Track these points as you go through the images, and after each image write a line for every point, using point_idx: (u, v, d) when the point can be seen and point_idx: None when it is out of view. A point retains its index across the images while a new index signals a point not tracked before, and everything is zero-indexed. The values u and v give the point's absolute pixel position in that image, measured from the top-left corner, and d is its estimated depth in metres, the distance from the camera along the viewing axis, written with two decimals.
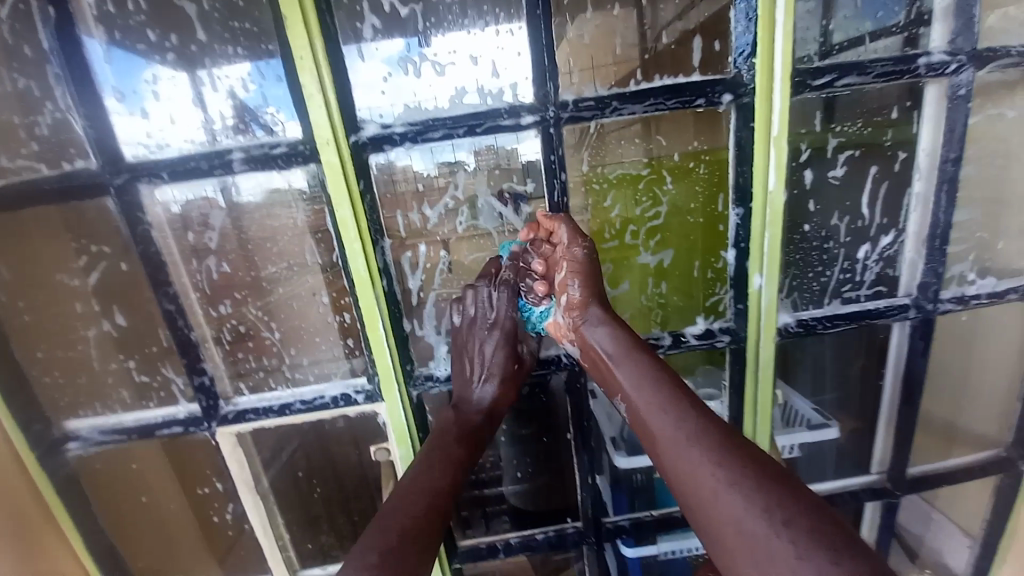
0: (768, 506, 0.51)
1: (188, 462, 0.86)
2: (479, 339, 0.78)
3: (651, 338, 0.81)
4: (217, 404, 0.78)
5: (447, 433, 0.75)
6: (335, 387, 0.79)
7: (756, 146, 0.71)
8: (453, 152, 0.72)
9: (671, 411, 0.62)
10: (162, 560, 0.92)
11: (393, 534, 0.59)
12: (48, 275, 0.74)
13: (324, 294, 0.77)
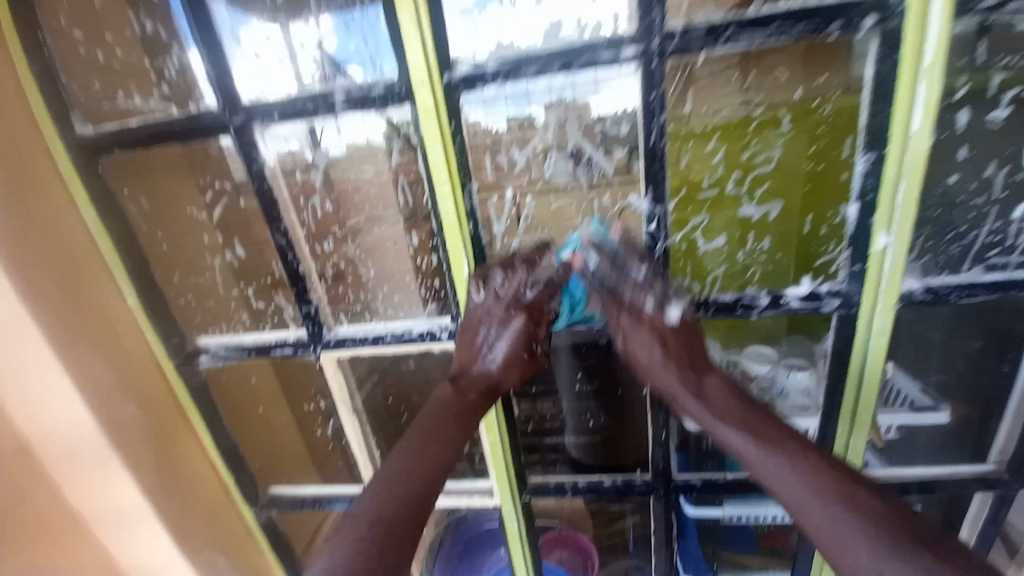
0: (794, 469, 0.64)
1: (299, 379, 1.02)
2: (494, 319, 0.73)
3: (747, 298, 0.76)
4: (322, 329, 0.84)
5: (449, 407, 0.76)
6: (422, 323, 0.84)
7: (904, 78, 0.61)
8: (530, 104, 0.73)
9: (700, 399, 0.71)
10: (275, 462, 1.08)
11: (374, 517, 0.67)
12: (181, 206, 0.88)
13: (412, 236, 0.83)
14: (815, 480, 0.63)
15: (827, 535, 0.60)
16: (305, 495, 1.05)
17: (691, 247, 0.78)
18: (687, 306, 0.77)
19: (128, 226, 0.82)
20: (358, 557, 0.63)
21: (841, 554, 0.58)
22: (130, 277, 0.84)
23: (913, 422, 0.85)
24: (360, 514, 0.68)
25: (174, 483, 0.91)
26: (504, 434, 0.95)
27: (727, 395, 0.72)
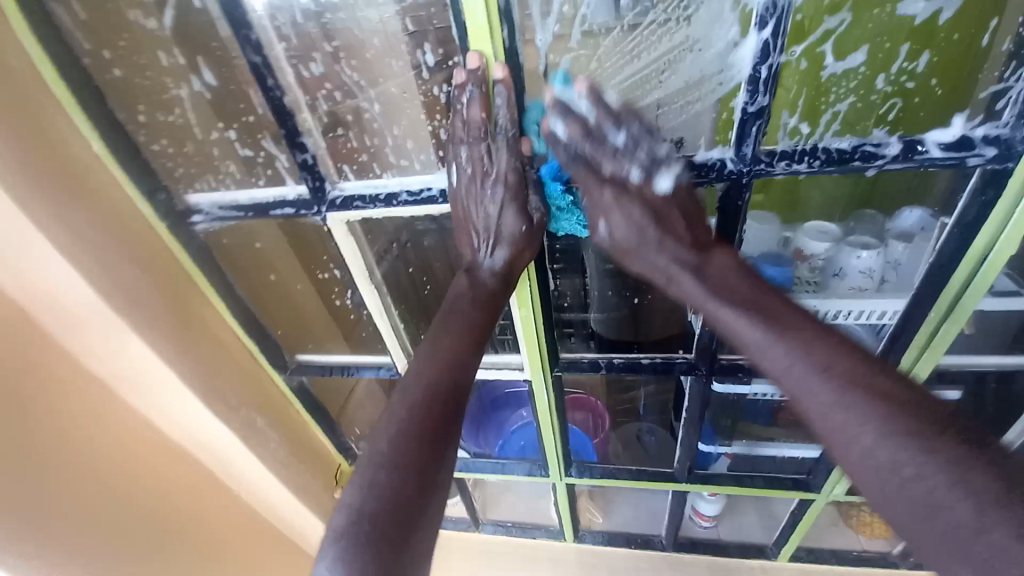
0: (804, 352, 0.58)
1: (306, 244, 0.91)
2: (476, 197, 0.68)
3: (871, 145, 0.59)
4: (325, 187, 0.71)
5: (461, 303, 0.75)
6: (442, 179, 0.69)
7: None
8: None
9: (701, 283, 0.66)
10: (298, 329, 1.04)
11: (407, 408, 0.67)
12: (123, 14, 0.68)
13: (426, 52, 0.64)
14: (829, 366, 0.56)
15: (834, 427, 0.55)
16: (333, 361, 1.05)
17: (801, 73, 0.59)
18: (784, 155, 0.60)
19: (67, 47, 0.66)
20: (401, 442, 0.64)
21: (842, 440, 0.54)
22: (89, 116, 0.69)
23: (994, 306, 0.73)
24: (385, 435, 0.65)
25: (196, 349, 0.88)
26: (536, 309, 0.86)
27: (738, 279, 0.66)
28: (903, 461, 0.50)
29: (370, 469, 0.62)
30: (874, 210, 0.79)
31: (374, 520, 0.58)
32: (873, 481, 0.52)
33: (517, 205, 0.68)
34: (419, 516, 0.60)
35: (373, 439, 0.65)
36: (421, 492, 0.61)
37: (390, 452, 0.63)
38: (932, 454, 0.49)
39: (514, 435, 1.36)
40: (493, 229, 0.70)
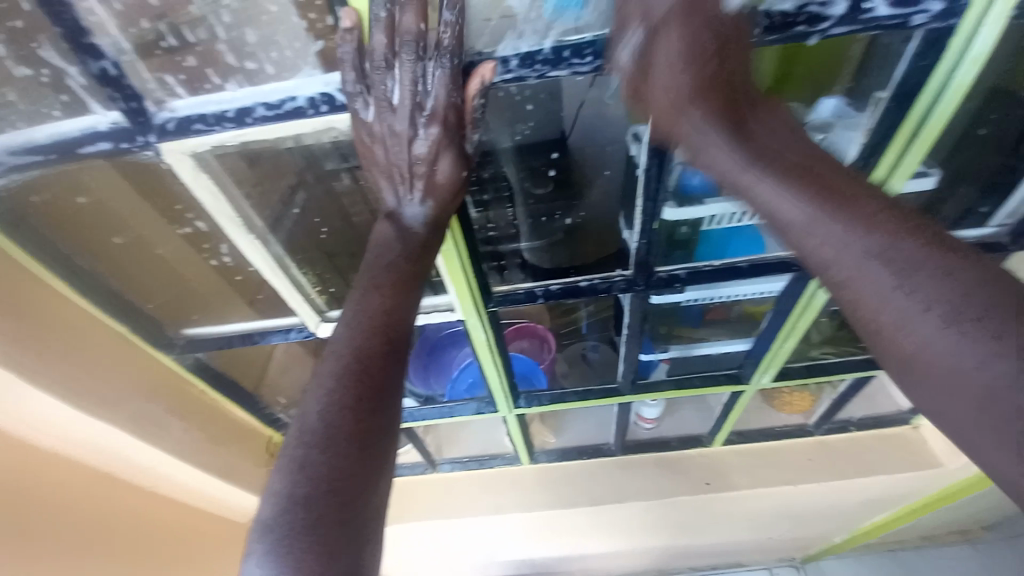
0: (861, 230, 0.53)
1: (155, 194, 0.70)
2: (406, 137, 0.57)
3: (816, 5, 0.51)
4: (146, 108, 0.53)
5: (393, 252, 0.63)
6: (311, 87, 0.53)
7: None
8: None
9: (740, 151, 0.60)
10: (178, 298, 0.87)
11: (338, 374, 0.55)
12: None
13: None
14: (886, 249, 0.51)
15: (885, 316, 0.51)
16: (232, 330, 0.90)
17: None
18: None
19: None
20: (331, 415, 0.53)
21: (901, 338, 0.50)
22: None
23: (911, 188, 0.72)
24: (310, 411, 0.53)
25: (47, 345, 0.70)
26: (458, 241, 0.75)
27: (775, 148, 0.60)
28: (956, 351, 0.46)
29: (296, 447, 0.51)
30: (793, 101, 0.71)
31: (309, 507, 0.48)
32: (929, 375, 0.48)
33: (448, 148, 0.59)
34: (364, 492, 0.50)
35: (301, 414, 0.54)
36: (363, 468, 0.51)
37: (320, 427, 0.52)
38: (988, 331, 0.45)
39: (463, 374, 1.25)
40: (416, 176, 0.61)
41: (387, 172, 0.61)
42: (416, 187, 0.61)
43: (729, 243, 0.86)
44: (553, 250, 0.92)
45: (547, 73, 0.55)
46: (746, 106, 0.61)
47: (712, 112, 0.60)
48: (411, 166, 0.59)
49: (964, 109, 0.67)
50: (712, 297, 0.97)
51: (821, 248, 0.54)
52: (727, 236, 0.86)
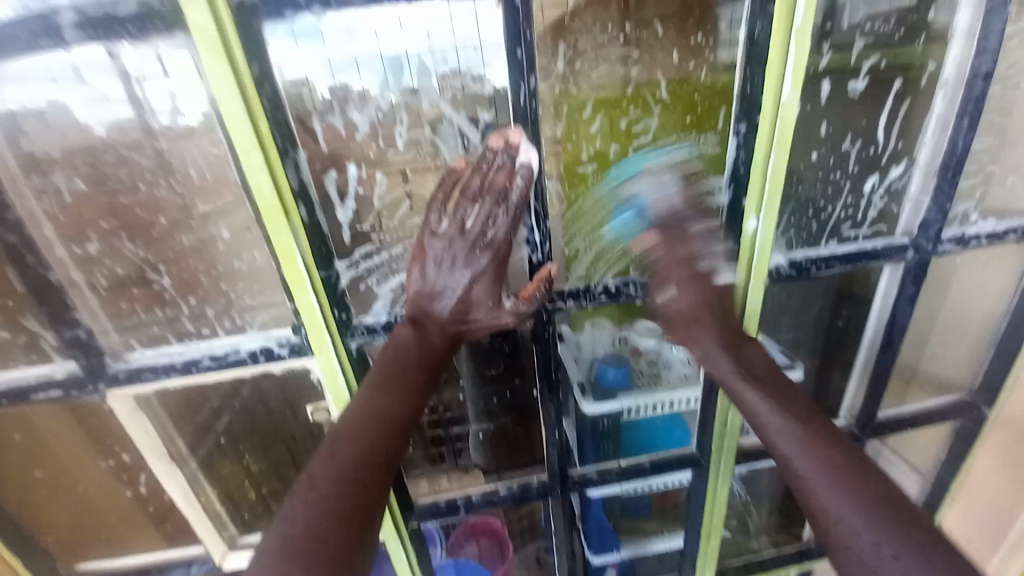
0: (840, 480, 0.53)
1: (95, 432, 0.72)
2: (452, 260, 0.58)
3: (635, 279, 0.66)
4: (103, 361, 0.62)
5: (405, 356, 0.59)
6: (251, 340, 0.63)
7: (775, 37, 0.52)
8: (412, 74, 0.54)
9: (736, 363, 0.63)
10: (82, 532, 0.80)
11: (325, 489, 0.51)
12: None
13: (220, 227, 0.58)
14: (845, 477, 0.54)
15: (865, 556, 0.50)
16: (130, 564, 0.81)
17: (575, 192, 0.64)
18: (571, 294, 0.64)
19: None
20: (311, 530, 0.48)
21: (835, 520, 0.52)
22: None
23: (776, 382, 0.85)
24: (289, 518, 0.49)
25: None
26: None
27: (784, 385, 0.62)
28: None
29: (269, 555, 0.47)
30: None
31: None
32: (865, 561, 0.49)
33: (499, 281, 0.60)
34: None
35: (279, 522, 0.50)
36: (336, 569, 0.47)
37: (309, 515, 0.49)
38: None
39: None
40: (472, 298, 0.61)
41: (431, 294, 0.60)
42: (462, 305, 0.61)
43: (649, 437, 0.94)
44: (497, 446, 0.91)
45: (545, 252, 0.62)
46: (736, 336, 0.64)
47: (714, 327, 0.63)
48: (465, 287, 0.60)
49: (783, 328, 0.84)
50: (650, 486, 0.96)
51: (811, 479, 0.55)
52: (649, 428, 0.94)
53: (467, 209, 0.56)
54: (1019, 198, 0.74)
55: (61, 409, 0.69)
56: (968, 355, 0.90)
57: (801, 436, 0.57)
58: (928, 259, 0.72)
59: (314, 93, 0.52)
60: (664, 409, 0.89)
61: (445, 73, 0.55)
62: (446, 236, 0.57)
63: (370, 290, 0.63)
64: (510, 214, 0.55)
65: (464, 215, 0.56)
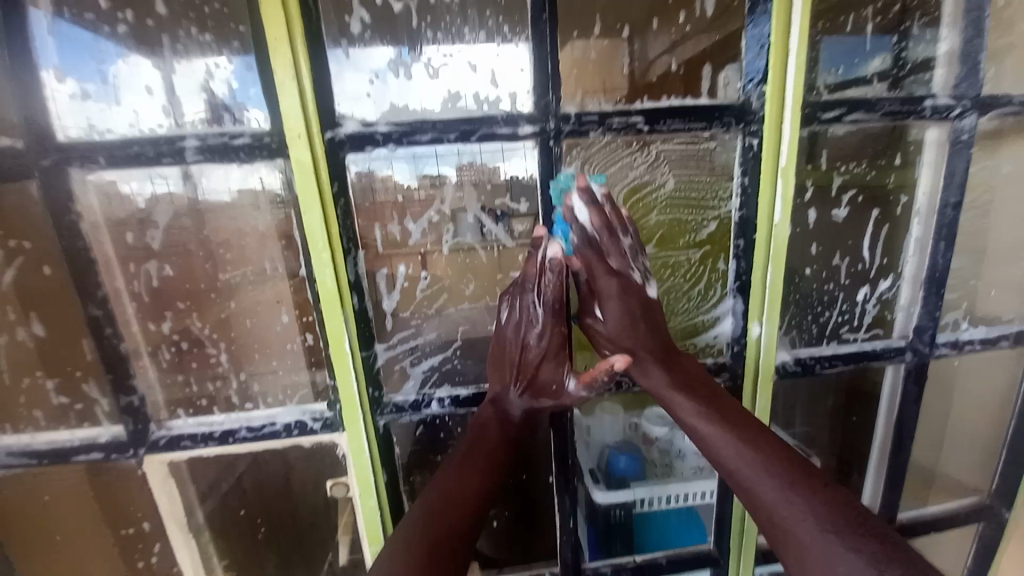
0: (756, 452, 0.57)
1: (111, 499, 0.72)
2: (521, 345, 0.64)
3: None
4: (148, 428, 0.66)
5: (490, 438, 0.64)
6: (288, 414, 0.68)
7: (766, 174, 0.62)
8: (437, 165, 0.60)
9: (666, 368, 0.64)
10: None
11: (426, 539, 0.54)
12: None
13: (280, 312, 0.66)
14: (770, 460, 0.56)
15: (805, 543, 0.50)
16: None
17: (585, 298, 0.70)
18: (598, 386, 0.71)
19: None
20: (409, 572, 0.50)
21: (759, 497, 0.54)
22: None
23: None
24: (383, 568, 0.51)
25: None
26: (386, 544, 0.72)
27: (699, 374, 0.65)
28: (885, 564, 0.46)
29: None
30: None
31: None
32: (796, 530, 0.51)
33: (562, 360, 0.65)
34: None
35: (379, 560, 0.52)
36: None
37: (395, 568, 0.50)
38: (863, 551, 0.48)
39: None
40: (528, 377, 0.66)
41: (498, 365, 0.66)
42: (524, 386, 0.66)
43: (663, 533, 0.91)
44: (505, 537, 0.89)
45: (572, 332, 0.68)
46: (670, 349, 0.66)
47: (657, 342, 0.65)
48: (532, 367, 0.65)
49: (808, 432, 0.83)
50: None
51: (757, 499, 0.55)
52: (662, 524, 0.91)
53: (527, 303, 0.62)
54: (1004, 311, 0.80)
55: (86, 477, 0.70)
56: (981, 460, 0.90)
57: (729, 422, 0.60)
58: (926, 362, 0.76)
59: (371, 203, 0.61)
60: (675, 503, 0.88)
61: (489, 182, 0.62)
62: (508, 329, 0.64)
63: (403, 372, 0.68)
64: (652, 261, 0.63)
65: (525, 309, 0.63)
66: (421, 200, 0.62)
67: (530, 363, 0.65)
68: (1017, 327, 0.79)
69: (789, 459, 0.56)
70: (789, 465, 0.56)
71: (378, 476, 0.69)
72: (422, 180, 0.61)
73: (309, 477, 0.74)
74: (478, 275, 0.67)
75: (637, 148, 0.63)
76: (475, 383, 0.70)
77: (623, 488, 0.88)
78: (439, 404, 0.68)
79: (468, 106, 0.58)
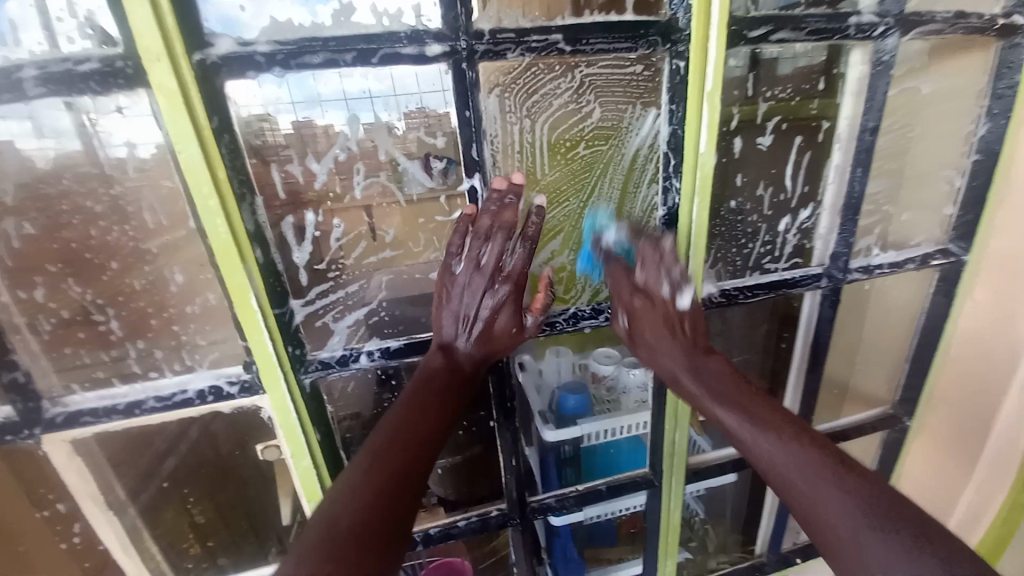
0: (790, 450, 0.56)
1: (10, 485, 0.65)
2: (477, 290, 0.61)
3: (594, 308, 0.71)
4: (40, 406, 0.59)
5: (433, 384, 0.62)
6: (200, 379, 0.62)
7: (692, 101, 0.60)
8: (373, 109, 0.55)
9: (699, 381, 0.65)
10: None
11: (370, 489, 0.52)
12: None
13: (177, 270, 0.59)
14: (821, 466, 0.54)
15: (861, 555, 0.48)
16: None
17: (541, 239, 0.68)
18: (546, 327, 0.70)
19: None
20: (354, 526, 0.50)
21: (822, 514, 0.51)
22: None
23: None
24: (315, 525, 0.50)
25: None
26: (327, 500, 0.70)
27: (729, 373, 0.66)
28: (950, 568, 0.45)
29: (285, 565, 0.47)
30: None
31: None
32: (868, 568, 0.47)
33: (517, 303, 0.63)
34: None
35: (321, 510, 0.52)
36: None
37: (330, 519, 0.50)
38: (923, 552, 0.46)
39: None
40: (483, 320, 0.63)
41: (449, 307, 0.63)
42: (476, 331, 0.63)
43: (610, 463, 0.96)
44: (459, 480, 0.90)
45: None
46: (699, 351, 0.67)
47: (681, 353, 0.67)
48: (485, 311, 0.63)
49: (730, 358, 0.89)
50: (612, 512, 0.98)
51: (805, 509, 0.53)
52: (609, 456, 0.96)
53: (480, 248, 0.59)
54: (913, 234, 0.85)
55: None
56: (888, 373, 0.99)
57: (758, 426, 0.59)
58: (840, 286, 0.80)
59: (265, 138, 0.53)
60: (620, 435, 0.93)
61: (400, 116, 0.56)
62: (463, 270, 0.61)
63: (327, 328, 0.63)
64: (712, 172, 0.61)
65: (478, 253, 0.59)
66: (321, 135, 0.55)
67: (485, 306, 0.63)
68: (925, 248, 0.84)
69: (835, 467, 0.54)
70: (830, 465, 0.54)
71: (308, 435, 0.66)
72: (322, 114, 0.54)
73: (240, 439, 0.71)
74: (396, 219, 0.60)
75: (561, 72, 0.59)
76: (406, 334, 0.65)
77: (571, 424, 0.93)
78: (369, 358, 0.63)
79: (365, 21, 0.50)
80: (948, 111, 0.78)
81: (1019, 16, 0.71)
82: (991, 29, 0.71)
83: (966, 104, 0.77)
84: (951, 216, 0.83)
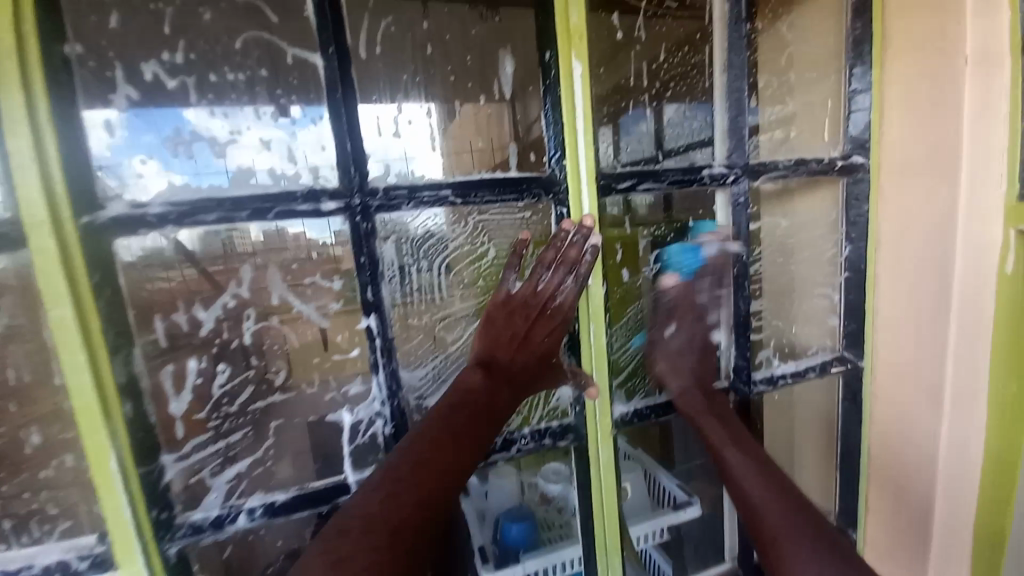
0: (785, 505, 0.68)
1: None
2: (528, 305, 0.65)
3: (506, 439, 0.70)
4: None
5: (416, 454, 0.57)
6: (48, 553, 0.53)
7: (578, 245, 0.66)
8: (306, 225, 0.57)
9: (728, 430, 0.74)
10: None
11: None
12: None
13: (37, 428, 0.54)
14: (791, 515, 0.67)
15: None
16: None
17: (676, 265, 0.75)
18: None
19: None
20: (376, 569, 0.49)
21: (788, 551, 0.65)
22: None
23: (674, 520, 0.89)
24: None
25: None
26: None
27: (747, 435, 0.75)
28: None
29: None
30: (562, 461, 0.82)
31: None
32: None
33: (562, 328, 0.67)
34: None
35: None
36: None
37: None
38: None
39: None
40: (511, 341, 0.66)
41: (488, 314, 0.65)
42: (509, 347, 0.65)
43: None
44: None
45: (412, 413, 0.65)
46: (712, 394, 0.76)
47: (713, 412, 0.75)
48: (524, 333, 0.66)
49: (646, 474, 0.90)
50: None
51: (771, 531, 0.67)
52: None
53: (541, 273, 0.65)
54: (804, 342, 0.92)
55: None
56: (821, 479, 0.98)
57: (763, 479, 0.70)
58: (749, 398, 0.83)
59: (154, 289, 0.54)
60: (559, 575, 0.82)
61: (297, 262, 0.58)
62: (522, 289, 0.65)
63: (202, 484, 0.57)
64: (578, 282, 0.65)
65: (538, 278, 0.65)
66: (213, 284, 0.56)
67: (526, 330, 0.66)
68: (822, 356, 0.90)
69: (806, 520, 0.66)
70: (809, 527, 0.66)
71: None
72: (219, 263, 0.56)
73: None
74: (290, 358, 0.60)
75: (456, 219, 0.65)
76: (296, 485, 0.61)
77: (510, 561, 0.83)
78: (248, 517, 0.57)
79: (264, 182, 0.55)
80: (813, 236, 0.89)
81: (858, 157, 0.81)
82: (833, 169, 0.81)
83: (827, 232, 0.88)
84: (836, 326, 0.90)
